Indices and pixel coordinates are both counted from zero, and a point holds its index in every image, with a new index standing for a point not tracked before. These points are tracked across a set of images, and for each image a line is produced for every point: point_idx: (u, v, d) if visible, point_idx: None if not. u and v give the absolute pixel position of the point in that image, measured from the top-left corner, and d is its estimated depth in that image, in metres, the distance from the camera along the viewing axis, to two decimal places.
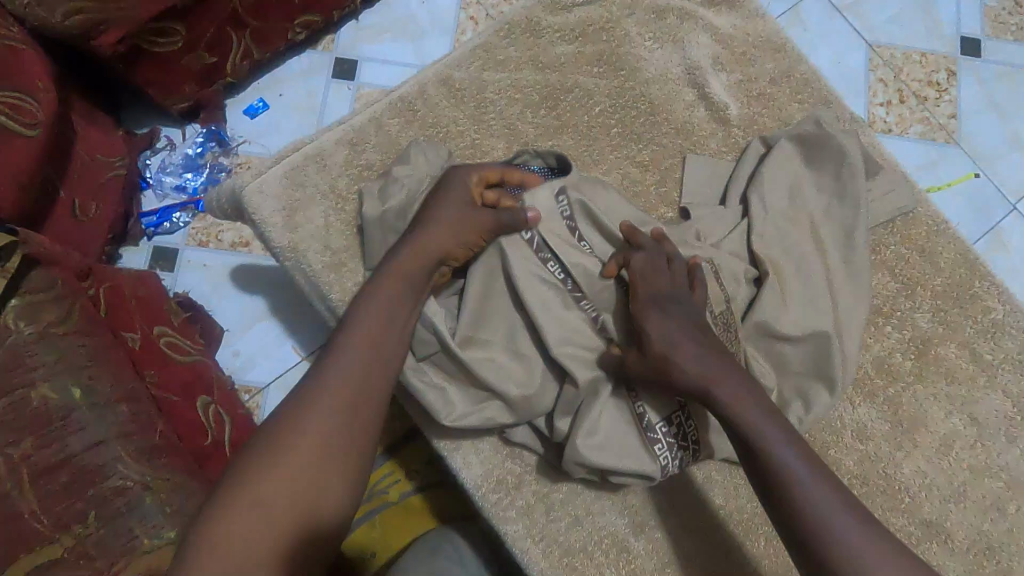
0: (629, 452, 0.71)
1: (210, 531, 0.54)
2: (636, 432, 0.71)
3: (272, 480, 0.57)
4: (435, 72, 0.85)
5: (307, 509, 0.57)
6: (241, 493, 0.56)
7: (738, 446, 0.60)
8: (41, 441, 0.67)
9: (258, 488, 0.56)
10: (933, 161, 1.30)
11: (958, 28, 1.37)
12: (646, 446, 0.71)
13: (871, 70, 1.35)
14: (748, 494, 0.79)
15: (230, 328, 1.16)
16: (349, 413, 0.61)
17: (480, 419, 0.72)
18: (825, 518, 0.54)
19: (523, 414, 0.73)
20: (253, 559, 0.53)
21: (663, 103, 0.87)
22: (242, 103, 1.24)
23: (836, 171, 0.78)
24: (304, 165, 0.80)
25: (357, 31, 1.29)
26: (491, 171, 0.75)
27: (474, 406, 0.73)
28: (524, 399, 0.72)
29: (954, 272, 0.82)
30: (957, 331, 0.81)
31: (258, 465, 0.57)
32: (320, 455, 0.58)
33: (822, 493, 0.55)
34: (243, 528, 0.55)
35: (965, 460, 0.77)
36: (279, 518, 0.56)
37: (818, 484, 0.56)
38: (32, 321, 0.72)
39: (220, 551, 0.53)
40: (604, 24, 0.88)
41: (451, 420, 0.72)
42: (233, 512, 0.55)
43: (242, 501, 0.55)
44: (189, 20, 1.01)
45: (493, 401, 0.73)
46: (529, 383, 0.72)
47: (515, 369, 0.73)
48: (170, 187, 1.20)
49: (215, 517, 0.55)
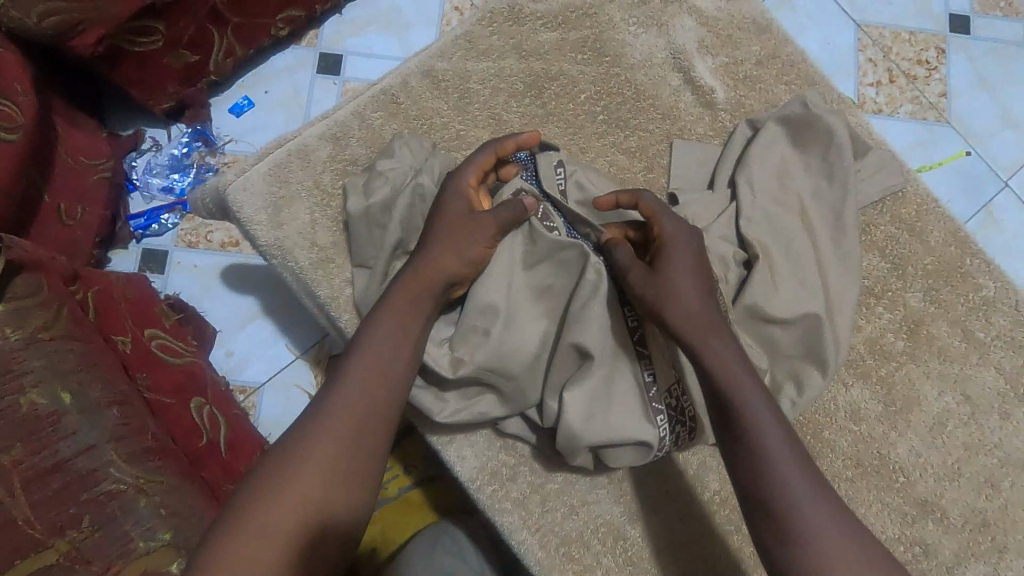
0: (627, 426, 0.70)
1: (223, 540, 0.56)
2: (635, 410, 0.70)
3: (278, 490, 0.58)
4: (417, 64, 0.84)
5: (312, 517, 0.58)
6: (252, 502, 0.57)
7: (720, 421, 0.61)
8: (31, 447, 0.67)
9: (264, 496, 0.58)
10: (923, 140, 1.30)
11: (947, 6, 1.36)
12: (644, 426, 0.70)
13: (860, 50, 1.34)
14: None
15: (223, 328, 1.16)
16: (346, 417, 0.62)
17: (473, 414, 0.73)
18: (788, 489, 0.56)
19: (514, 404, 0.73)
20: (258, 556, 0.55)
21: (649, 89, 0.86)
22: (226, 101, 1.23)
23: (824, 152, 0.77)
24: (288, 161, 0.79)
25: (340, 25, 1.28)
26: (486, 160, 0.75)
27: (467, 402, 0.73)
28: (514, 393, 0.72)
29: (945, 252, 0.82)
30: (949, 310, 0.80)
31: (267, 476, 0.59)
32: (326, 453, 0.60)
33: (787, 461, 0.57)
34: (254, 523, 0.56)
35: (959, 438, 0.77)
36: (286, 526, 0.57)
37: (784, 450, 0.58)
38: (18, 327, 0.71)
39: (230, 547, 0.55)
40: (587, 10, 0.87)
41: (445, 416, 0.72)
42: (243, 524, 0.56)
43: (252, 510, 0.57)
44: (169, 19, 1.00)
45: (488, 395, 0.73)
46: (522, 379, 0.72)
47: (512, 366, 0.71)
48: (157, 188, 1.19)
49: (231, 527, 0.57)
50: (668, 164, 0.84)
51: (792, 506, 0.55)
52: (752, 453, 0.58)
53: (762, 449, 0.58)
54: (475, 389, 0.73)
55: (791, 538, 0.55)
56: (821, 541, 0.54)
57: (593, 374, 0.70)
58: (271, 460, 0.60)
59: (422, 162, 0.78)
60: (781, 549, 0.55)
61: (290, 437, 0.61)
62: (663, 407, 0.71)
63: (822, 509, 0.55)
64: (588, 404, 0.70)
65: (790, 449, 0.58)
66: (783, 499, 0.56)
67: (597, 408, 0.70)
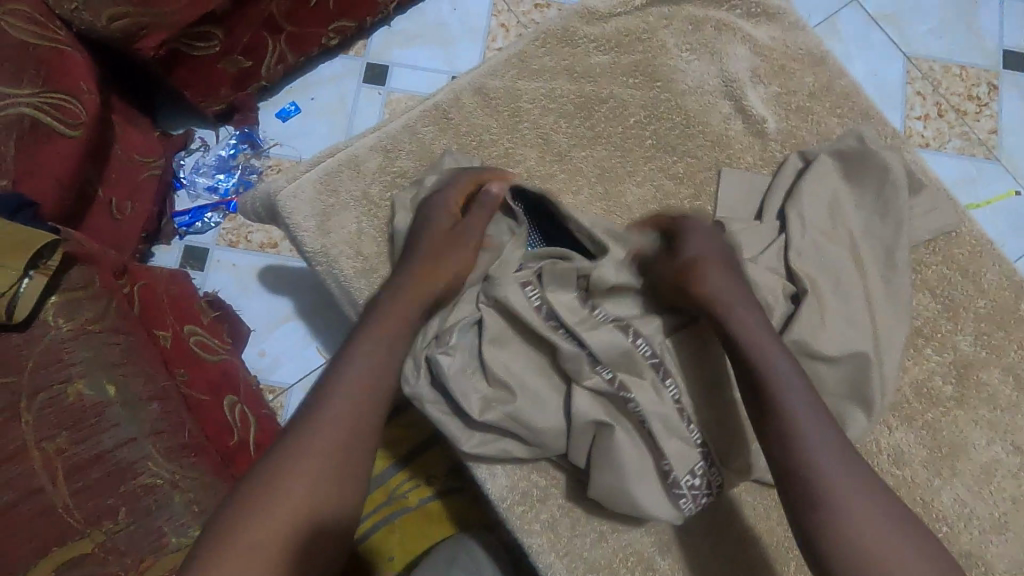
0: (649, 498, 0.68)
1: (217, 537, 0.57)
2: (659, 483, 0.69)
3: (286, 486, 0.60)
4: (470, 81, 0.85)
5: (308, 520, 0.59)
6: (248, 502, 0.59)
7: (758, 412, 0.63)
8: (76, 436, 0.69)
9: (267, 494, 0.59)
10: (972, 176, 1.27)
11: (1001, 42, 1.34)
12: (662, 503, 0.68)
13: (908, 83, 1.32)
14: (780, 517, 0.77)
15: (257, 327, 1.18)
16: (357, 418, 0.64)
17: (498, 448, 0.72)
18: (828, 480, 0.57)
19: (539, 451, 0.72)
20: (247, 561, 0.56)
21: (699, 115, 0.86)
22: (274, 106, 1.26)
23: (878, 188, 0.76)
24: (338, 170, 0.81)
25: (388, 37, 1.30)
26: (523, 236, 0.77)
27: (493, 434, 0.73)
28: (537, 438, 0.71)
29: (997, 295, 0.80)
30: (1001, 356, 0.78)
31: (268, 477, 0.60)
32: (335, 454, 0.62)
33: (826, 450, 0.59)
34: (252, 531, 0.57)
35: (1007, 489, 0.74)
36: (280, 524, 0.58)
37: (827, 445, 0.59)
38: (70, 318, 0.73)
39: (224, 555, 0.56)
40: (640, 34, 0.87)
41: (470, 447, 0.72)
42: (242, 520, 0.58)
43: (250, 510, 0.58)
44: (228, 25, 1.03)
45: (510, 436, 0.73)
46: (548, 416, 0.71)
47: (538, 412, 0.70)
48: (203, 187, 1.23)
49: (223, 531, 0.57)
50: (715, 192, 0.84)
51: (837, 498, 0.57)
52: (794, 442, 0.60)
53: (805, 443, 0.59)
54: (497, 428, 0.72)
55: (833, 523, 0.56)
56: (868, 532, 0.55)
57: (632, 438, 0.69)
58: (282, 459, 0.61)
59: (467, 178, 0.79)
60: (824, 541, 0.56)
61: (301, 439, 0.62)
62: (687, 491, 0.69)
63: (866, 498, 0.57)
64: (610, 468, 0.69)
65: (831, 441, 0.59)
66: (826, 491, 0.57)
67: (623, 469, 0.68)
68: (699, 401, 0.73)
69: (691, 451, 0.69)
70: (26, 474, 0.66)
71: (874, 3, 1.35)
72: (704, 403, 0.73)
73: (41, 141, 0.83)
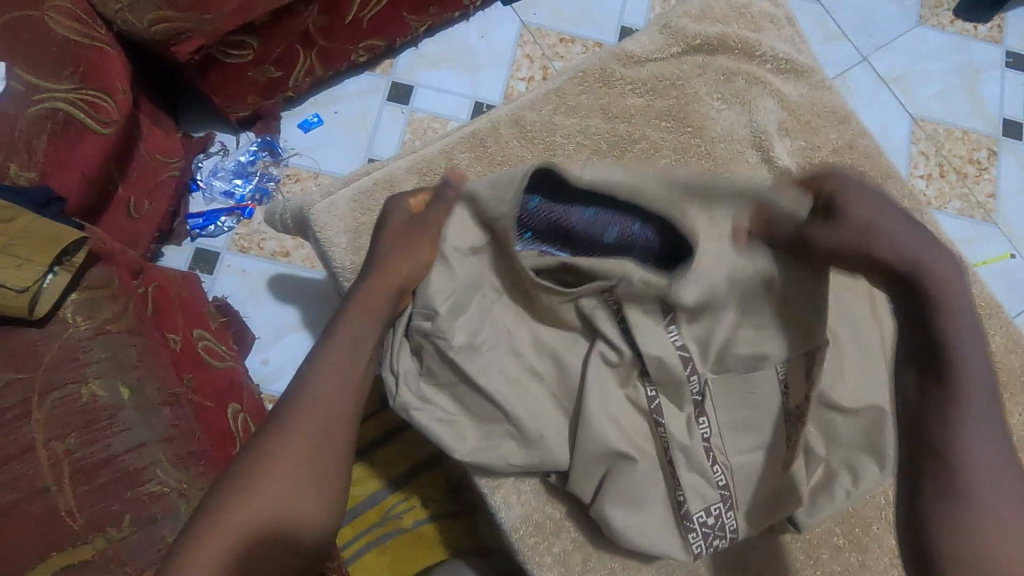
0: (661, 535, 0.70)
1: (205, 520, 0.56)
2: (671, 515, 0.71)
3: (270, 467, 0.58)
4: (507, 113, 0.88)
5: (287, 526, 0.57)
6: (233, 489, 0.58)
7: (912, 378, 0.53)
8: (85, 438, 0.67)
9: (256, 475, 0.58)
10: (971, 237, 1.32)
11: (1001, 110, 1.40)
12: (669, 538, 0.70)
13: (914, 143, 1.37)
14: (789, 564, 0.77)
15: (263, 335, 1.17)
16: None
17: (492, 456, 0.72)
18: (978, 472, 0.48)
19: (538, 457, 0.72)
20: (228, 546, 0.54)
21: (727, 163, 0.87)
22: (297, 117, 1.27)
23: None
24: (374, 188, 0.82)
25: (416, 58, 1.33)
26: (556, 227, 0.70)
27: (488, 442, 0.72)
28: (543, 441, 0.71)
29: (1003, 356, 0.83)
30: (1006, 417, 0.80)
31: (247, 463, 0.59)
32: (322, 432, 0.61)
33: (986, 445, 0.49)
34: (241, 517, 0.56)
35: None
36: (265, 505, 0.57)
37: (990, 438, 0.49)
38: (89, 317, 0.73)
39: (208, 543, 0.54)
40: (675, 80, 0.90)
41: (464, 455, 0.71)
42: (231, 502, 0.57)
43: (235, 494, 0.57)
44: (263, 36, 1.05)
45: (508, 440, 0.72)
46: (563, 447, 0.72)
47: (539, 420, 0.72)
48: (219, 191, 1.22)
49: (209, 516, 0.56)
50: None
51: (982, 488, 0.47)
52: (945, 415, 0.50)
53: (961, 426, 0.49)
54: (502, 432, 0.72)
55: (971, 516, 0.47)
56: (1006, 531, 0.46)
57: (647, 466, 0.71)
58: (263, 452, 0.59)
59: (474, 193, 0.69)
60: (933, 530, 0.47)
61: (288, 430, 0.60)
62: (697, 525, 0.69)
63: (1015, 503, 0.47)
64: (622, 500, 0.70)
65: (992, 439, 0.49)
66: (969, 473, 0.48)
67: (632, 499, 0.70)
68: (730, 438, 0.71)
69: (709, 488, 0.70)
70: (31, 473, 0.64)
71: (884, 65, 1.41)
72: (740, 438, 0.71)
73: (73, 137, 0.84)
